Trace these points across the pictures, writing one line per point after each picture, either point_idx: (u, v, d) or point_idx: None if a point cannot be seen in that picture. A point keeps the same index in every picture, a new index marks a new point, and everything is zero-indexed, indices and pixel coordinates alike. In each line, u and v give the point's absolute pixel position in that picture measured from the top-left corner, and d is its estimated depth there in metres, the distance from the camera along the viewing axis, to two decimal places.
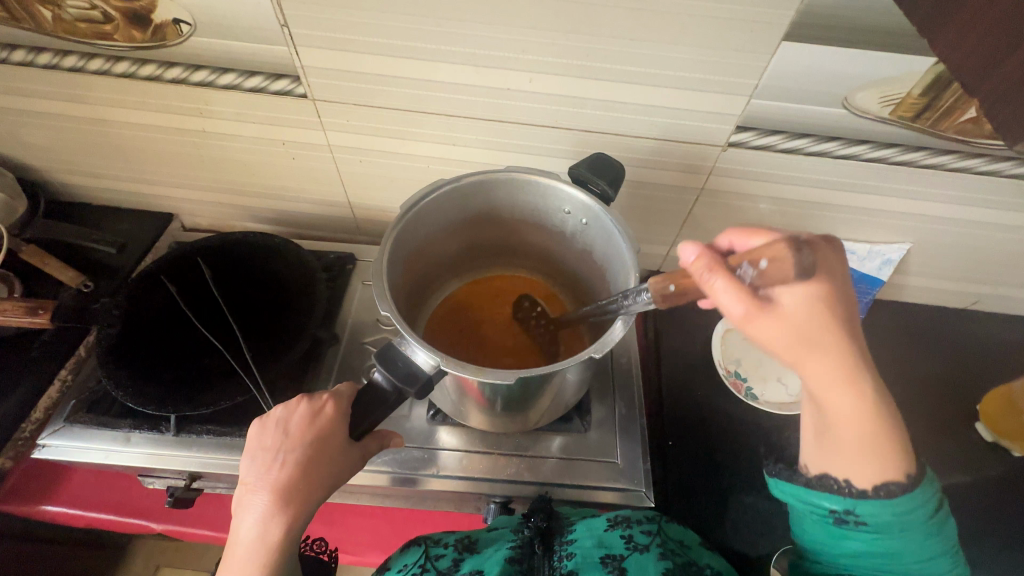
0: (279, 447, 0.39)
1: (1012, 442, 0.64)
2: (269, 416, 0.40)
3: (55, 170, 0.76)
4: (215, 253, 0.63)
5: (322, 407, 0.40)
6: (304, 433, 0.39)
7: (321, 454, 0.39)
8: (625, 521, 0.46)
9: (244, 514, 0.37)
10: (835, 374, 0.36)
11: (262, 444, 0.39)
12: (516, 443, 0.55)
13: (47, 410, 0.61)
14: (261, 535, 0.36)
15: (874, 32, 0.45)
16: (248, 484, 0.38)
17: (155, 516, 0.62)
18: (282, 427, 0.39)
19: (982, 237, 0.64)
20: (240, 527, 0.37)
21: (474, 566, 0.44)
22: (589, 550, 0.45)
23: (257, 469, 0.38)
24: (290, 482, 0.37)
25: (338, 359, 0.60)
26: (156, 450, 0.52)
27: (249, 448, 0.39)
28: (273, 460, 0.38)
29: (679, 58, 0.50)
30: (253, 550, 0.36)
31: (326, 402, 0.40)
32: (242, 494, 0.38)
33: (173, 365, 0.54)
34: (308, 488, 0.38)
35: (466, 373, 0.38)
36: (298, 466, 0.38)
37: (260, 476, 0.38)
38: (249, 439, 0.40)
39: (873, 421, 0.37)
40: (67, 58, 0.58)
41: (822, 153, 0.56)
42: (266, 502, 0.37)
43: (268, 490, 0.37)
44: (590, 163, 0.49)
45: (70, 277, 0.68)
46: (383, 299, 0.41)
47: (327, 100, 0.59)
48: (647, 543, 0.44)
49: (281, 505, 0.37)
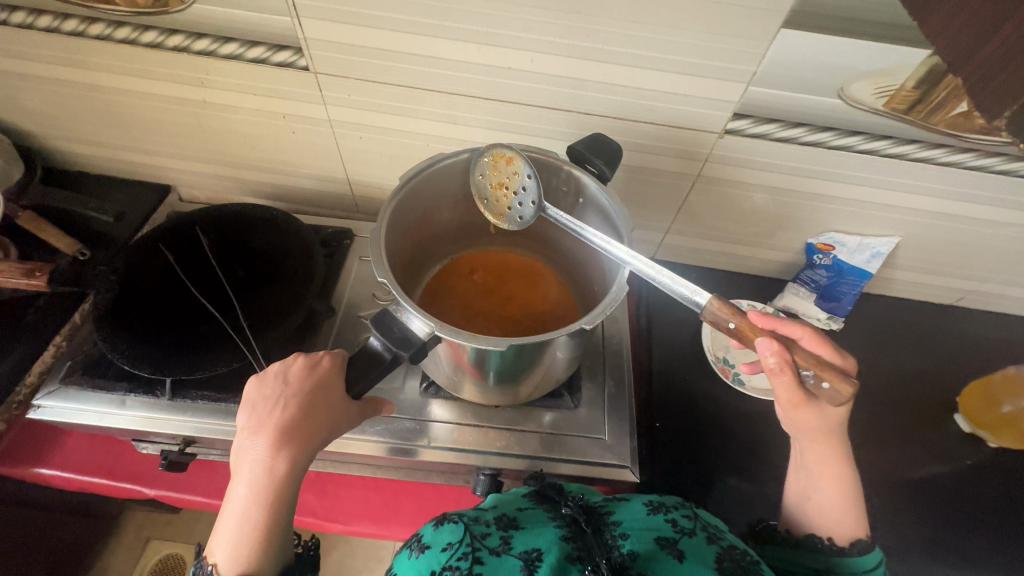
0: (279, 394, 0.39)
1: (989, 434, 0.66)
2: (267, 370, 0.41)
3: (52, 137, 0.76)
4: (214, 224, 0.63)
5: (319, 360, 0.41)
6: (305, 381, 0.40)
7: (322, 399, 0.40)
8: (664, 506, 0.47)
9: (245, 458, 0.37)
10: (832, 453, 0.46)
11: (261, 393, 0.40)
12: (507, 418, 0.56)
13: (41, 374, 0.62)
14: (265, 473, 0.36)
15: (870, 22, 0.46)
16: (248, 427, 0.38)
17: (147, 481, 0.62)
18: (281, 376, 0.40)
19: (969, 233, 0.65)
20: (240, 471, 0.37)
21: (527, 545, 0.41)
22: (641, 529, 0.45)
23: (259, 414, 0.38)
24: (292, 423, 0.38)
25: (333, 331, 0.61)
26: (151, 413, 0.53)
27: (247, 398, 0.39)
28: (274, 404, 0.39)
29: (678, 42, 0.50)
30: (256, 488, 0.36)
31: (323, 354, 0.41)
32: (242, 441, 0.38)
33: (169, 331, 0.55)
34: (311, 430, 0.38)
35: (458, 339, 0.38)
36: (301, 408, 0.39)
37: (261, 420, 0.38)
38: (246, 391, 0.40)
39: (845, 491, 0.46)
40: (68, 22, 0.58)
41: (816, 143, 0.57)
42: (268, 442, 0.37)
43: (270, 431, 0.37)
44: (589, 143, 0.49)
45: (67, 245, 0.68)
46: (379, 266, 0.42)
47: (328, 73, 0.59)
48: (693, 528, 0.45)
49: (284, 444, 0.37)
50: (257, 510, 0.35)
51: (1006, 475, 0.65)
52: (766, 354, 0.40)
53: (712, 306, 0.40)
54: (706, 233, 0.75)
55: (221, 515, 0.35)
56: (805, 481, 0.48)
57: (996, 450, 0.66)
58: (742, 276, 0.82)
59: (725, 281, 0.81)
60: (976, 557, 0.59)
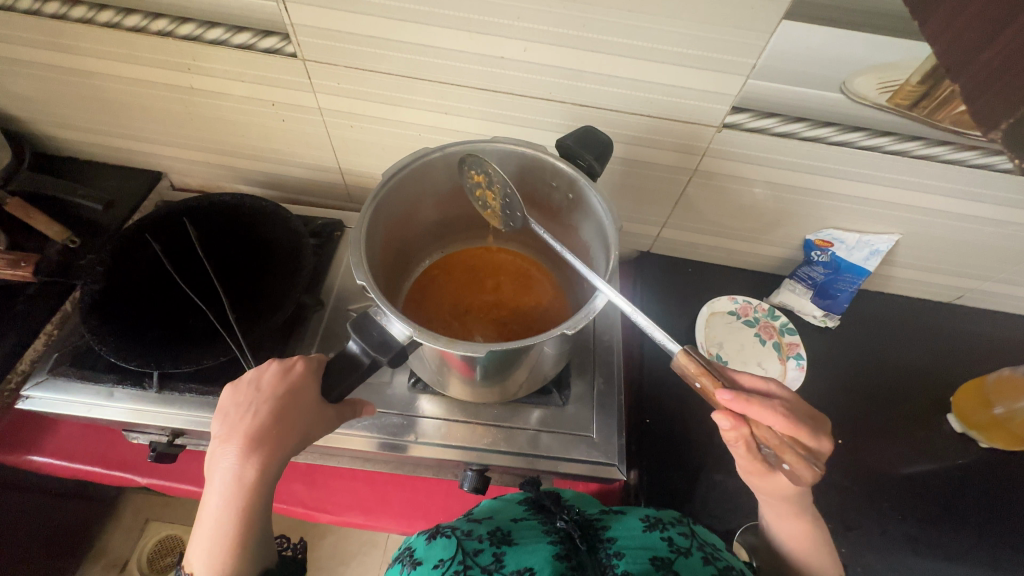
0: (251, 401, 0.39)
1: (980, 435, 0.66)
2: (241, 376, 0.41)
3: (40, 122, 0.75)
4: (202, 214, 0.62)
5: (293, 365, 0.41)
6: (277, 387, 0.40)
7: (294, 405, 0.39)
8: (661, 524, 0.48)
9: (215, 466, 0.37)
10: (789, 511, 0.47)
11: (233, 400, 0.40)
12: (495, 414, 0.56)
13: (33, 362, 0.62)
14: (235, 479, 0.36)
15: (875, 14, 0.44)
16: (219, 434, 0.38)
17: (139, 470, 0.63)
18: (254, 383, 0.40)
19: (971, 231, 0.64)
20: (211, 478, 0.37)
21: (520, 564, 0.42)
22: (636, 548, 0.44)
23: (229, 421, 0.38)
24: (263, 430, 0.38)
25: (322, 325, 0.61)
26: (138, 406, 0.53)
27: (220, 405, 0.39)
28: (246, 411, 0.39)
29: (675, 33, 0.49)
30: (227, 495, 0.36)
31: (297, 360, 0.41)
32: (213, 448, 0.38)
33: (157, 324, 0.54)
34: (282, 435, 0.38)
35: (438, 343, 0.38)
36: (271, 414, 0.38)
37: (232, 426, 0.38)
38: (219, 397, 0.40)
39: (810, 542, 0.48)
40: (48, 4, 0.56)
41: (816, 139, 0.56)
42: (239, 449, 0.37)
43: (240, 438, 0.37)
44: (580, 137, 0.48)
45: (56, 233, 0.67)
46: (360, 268, 0.41)
47: (317, 60, 0.57)
48: (689, 547, 0.45)
49: (255, 450, 0.37)
50: (228, 516, 0.36)
51: (995, 475, 0.65)
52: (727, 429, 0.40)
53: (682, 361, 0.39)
54: (703, 227, 0.74)
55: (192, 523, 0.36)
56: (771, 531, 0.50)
57: (987, 450, 0.66)
58: (738, 271, 0.81)
59: (721, 275, 0.81)
60: (961, 556, 0.59)
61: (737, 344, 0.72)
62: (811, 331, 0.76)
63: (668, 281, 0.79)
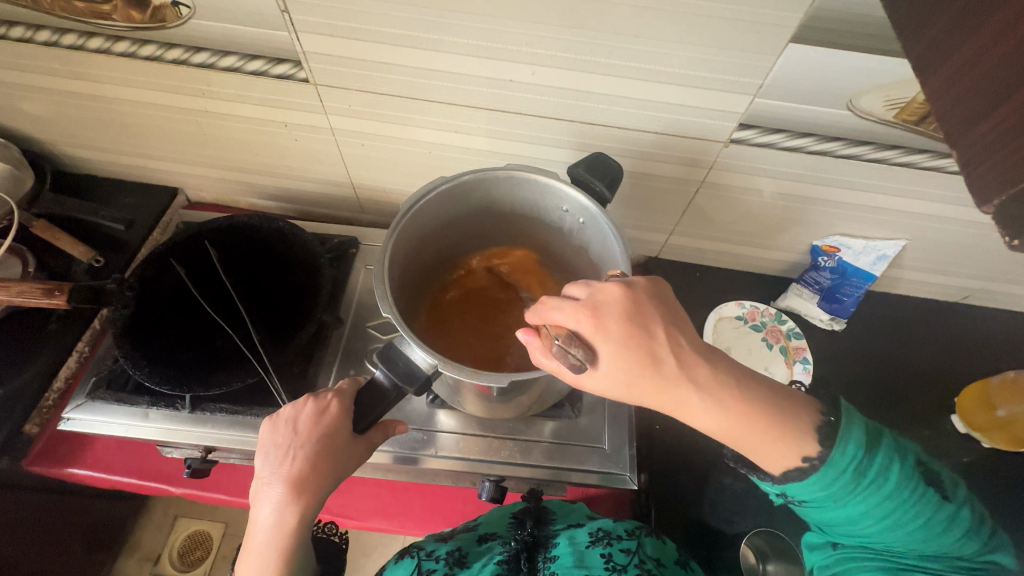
0: (290, 444, 0.43)
1: (984, 435, 0.67)
2: (279, 416, 0.45)
3: (60, 143, 0.76)
4: (222, 236, 0.64)
5: (327, 406, 0.45)
6: (312, 430, 0.44)
7: (328, 446, 0.43)
8: (606, 540, 0.51)
9: (260, 505, 0.42)
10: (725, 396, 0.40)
11: (274, 441, 0.44)
12: (510, 427, 0.59)
13: (67, 378, 0.67)
14: (279, 521, 0.41)
15: (884, 36, 0.44)
16: (264, 476, 0.43)
17: (173, 480, 0.66)
18: (292, 424, 0.44)
19: (977, 236, 0.64)
20: (257, 516, 0.42)
21: None
22: (570, 567, 0.49)
23: (271, 464, 0.43)
24: (302, 474, 0.42)
25: (342, 342, 0.64)
26: (173, 425, 0.57)
27: (263, 445, 0.44)
28: (286, 454, 0.43)
29: (681, 55, 0.49)
30: (272, 534, 0.41)
31: (330, 401, 0.45)
32: (258, 487, 0.43)
33: (186, 346, 0.57)
34: (318, 476, 0.42)
35: (462, 375, 0.42)
36: (308, 458, 0.43)
37: (274, 470, 0.43)
38: (261, 437, 0.45)
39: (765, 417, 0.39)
40: (66, 36, 0.58)
41: (823, 152, 0.56)
42: (281, 492, 0.42)
43: (282, 482, 0.42)
44: (589, 164, 0.50)
45: (82, 253, 0.70)
46: (384, 301, 0.44)
47: (328, 85, 0.58)
48: (624, 563, 0.48)
49: (295, 492, 0.42)
50: (273, 553, 0.41)
51: (997, 473, 0.66)
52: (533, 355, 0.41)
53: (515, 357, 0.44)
54: (710, 234, 0.75)
55: (242, 557, 0.41)
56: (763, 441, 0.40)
57: (991, 449, 0.68)
58: (745, 275, 0.82)
59: (729, 279, 0.82)
60: None
61: (744, 349, 0.74)
62: (818, 333, 0.77)
63: (675, 286, 0.81)
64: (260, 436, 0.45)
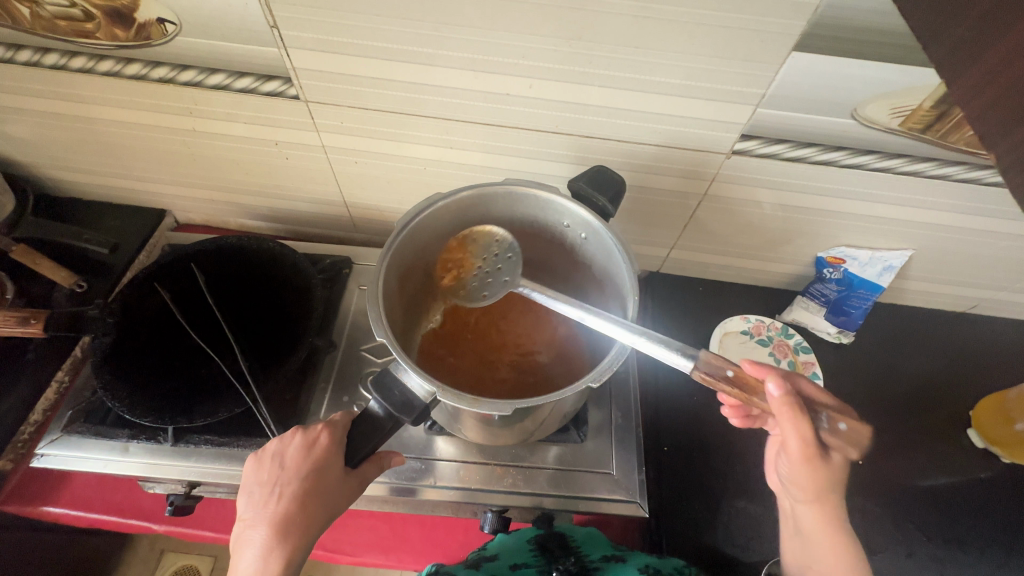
0: (276, 481, 0.41)
1: (1003, 450, 0.65)
2: (266, 451, 0.43)
3: (44, 166, 0.74)
4: (210, 259, 0.62)
5: (316, 438, 0.42)
6: (298, 465, 0.41)
7: (315, 483, 0.41)
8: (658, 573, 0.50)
9: (243, 551, 0.39)
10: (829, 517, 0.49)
11: (259, 479, 0.42)
12: (514, 454, 0.56)
13: (45, 411, 0.63)
14: (260, 568, 0.38)
15: (889, 45, 0.43)
16: (248, 517, 0.41)
17: (155, 517, 0.62)
18: (278, 460, 0.42)
19: (985, 245, 0.63)
20: (239, 562, 0.39)
21: None
22: None
23: (256, 505, 0.41)
24: (288, 513, 0.40)
25: (336, 367, 0.61)
26: (153, 459, 0.53)
27: (247, 485, 0.42)
28: (272, 493, 0.41)
29: (682, 66, 0.48)
30: None
31: (320, 432, 0.42)
32: (241, 531, 0.41)
33: (167, 376, 0.54)
34: (304, 517, 0.40)
35: (461, 404, 0.39)
36: (294, 497, 0.40)
37: (258, 511, 0.41)
38: (246, 476, 0.43)
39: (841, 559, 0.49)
40: (48, 56, 0.56)
41: (827, 162, 0.55)
42: (264, 535, 0.39)
43: (265, 524, 0.40)
44: (591, 177, 0.49)
45: (63, 277, 0.67)
46: (378, 324, 0.42)
47: (320, 101, 0.57)
48: None
49: (280, 534, 0.39)
50: None
51: (1019, 489, 0.64)
52: (774, 396, 0.40)
53: (710, 362, 0.40)
54: (712, 248, 0.74)
55: None
56: (803, 548, 0.51)
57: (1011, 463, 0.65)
58: (748, 288, 0.81)
59: (732, 293, 0.80)
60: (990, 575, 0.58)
61: None
62: (826, 347, 0.75)
63: (678, 301, 0.79)
64: (245, 475, 0.43)
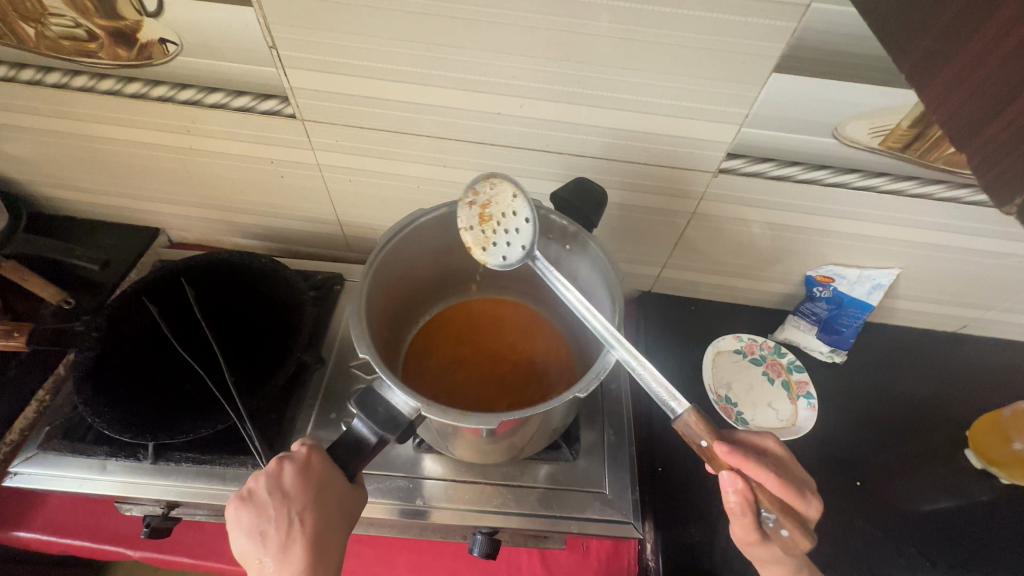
0: (289, 511, 0.40)
1: (1002, 471, 0.64)
2: (257, 490, 0.41)
3: (40, 183, 0.75)
4: (199, 274, 0.62)
5: (311, 460, 0.41)
6: (308, 486, 0.40)
7: (330, 500, 0.40)
8: None
9: None
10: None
11: (265, 516, 0.40)
12: (503, 473, 0.55)
13: (23, 431, 0.60)
14: None
15: (867, 67, 0.45)
16: (266, 555, 0.38)
17: (131, 543, 0.60)
18: (281, 491, 0.40)
19: (970, 263, 0.64)
20: None
21: None
22: None
23: (275, 542, 0.39)
24: (319, 534, 0.40)
25: (323, 384, 0.60)
26: (132, 477, 0.52)
27: (251, 527, 0.39)
28: (290, 523, 0.39)
29: (668, 86, 0.50)
30: None
31: (311, 453, 0.42)
32: (263, 573, 0.38)
33: (150, 392, 0.53)
34: (334, 532, 0.40)
35: (447, 418, 0.39)
36: (320, 518, 0.40)
37: (281, 545, 0.39)
38: (243, 520, 0.40)
39: None
40: (50, 74, 0.57)
41: (812, 181, 0.56)
42: (300, 562, 0.38)
43: (296, 550, 0.39)
44: (578, 189, 0.50)
45: (51, 294, 0.66)
46: (361, 338, 0.42)
47: (316, 120, 0.58)
48: None
49: (318, 553, 0.39)
50: None
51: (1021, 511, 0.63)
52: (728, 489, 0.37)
53: (689, 423, 0.38)
54: (703, 267, 0.74)
55: None
56: None
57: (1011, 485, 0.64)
58: (740, 308, 0.81)
59: (723, 312, 0.80)
60: None
61: (746, 383, 0.71)
62: (820, 367, 0.75)
63: (670, 321, 0.79)
64: (241, 520, 0.40)
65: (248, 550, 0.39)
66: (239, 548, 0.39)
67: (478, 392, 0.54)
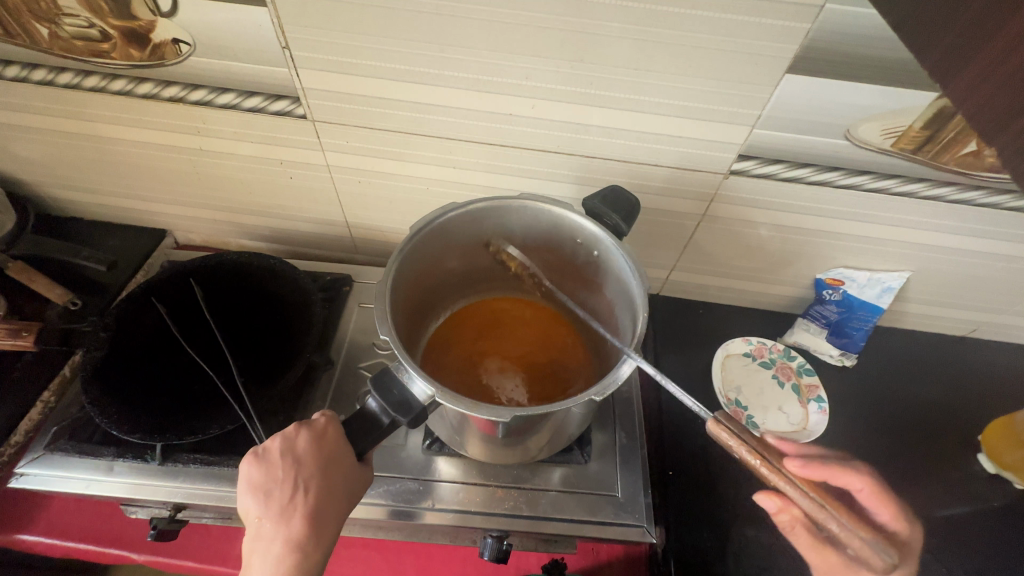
0: (295, 476, 0.40)
1: (1016, 475, 0.63)
2: (271, 450, 0.41)
3: (48, 184, 0.75)
4: (209, 274, 0.62)
5: (326, 430, 0.41)
6: (316, 458, 0.40)
7: (335, 475, 0.40)
8: None
9: (271, 546, 0.38)
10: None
11: (273, 477, 0.40)
12: (515, 475, 0.54)
13: (27, 433, 0.60)
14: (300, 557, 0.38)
15: (881, 69, 0.45)
16: (266, 516, 0.39)
17: (135, 547, 0.59)
18: (291, 456, 0.41)
19: (981, 266, 0.64)
20: (268, 556, 0.38)
21: None
22: None
23: (277, 503, 0.39)
24: (319, 505, 0.40)
25: (333, 384, 0.60)
26: (138, 479, 0.51)
27: (257, 484, 0.40)
28: (294, 489, 0.40)
29: (680, 88, 0.50)
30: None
31: (328, 425, 0.42)
32: (260, 529, 0.39)
33: (158, 392, 0.53)
34: (334, 506, 0.40)
35: (461, 407, 0.39)
36: (323, 489, 0.40)
37: (282, 508, 0.39)
38: (252, 475, 0.40)
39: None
40: (62, 75, 0.57)
41: (824, 182, 0.56)
42: (297, 528, 0.39)
43: (296, 517, 0.39)
44: (605, 196, 0.50)
45: (58, 295, 0.66)
46: (383, 322, 0.42)
47: (326, 121, 0.58)
48: None
49: (315, 524, 0.39)
50: None
51: None
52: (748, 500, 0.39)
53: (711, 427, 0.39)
54: (711, 269, 0.74)
55: None
56: None
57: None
58: (749, 311, 0.80)
59: (732, 315, 0.80)
60: None
61: (756, 386, 0.71)
62: (830, 371, 0.74)
63: (678, 324, 0.79)
64: (250, 475, 0.40)
65: (251, 506, 0.40)
66: (244, 501, 0.40)
67: (495, 390, 0.54)
